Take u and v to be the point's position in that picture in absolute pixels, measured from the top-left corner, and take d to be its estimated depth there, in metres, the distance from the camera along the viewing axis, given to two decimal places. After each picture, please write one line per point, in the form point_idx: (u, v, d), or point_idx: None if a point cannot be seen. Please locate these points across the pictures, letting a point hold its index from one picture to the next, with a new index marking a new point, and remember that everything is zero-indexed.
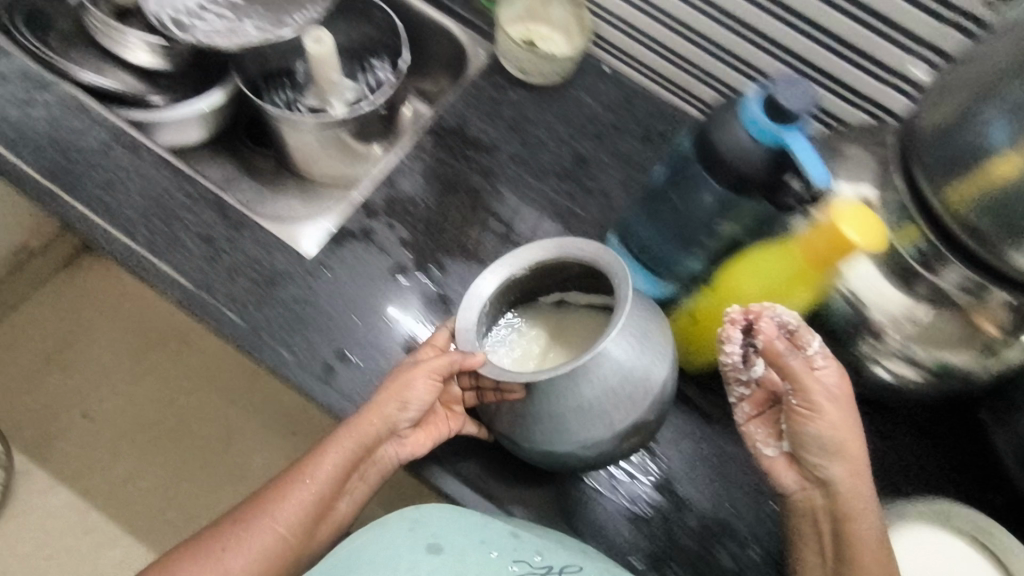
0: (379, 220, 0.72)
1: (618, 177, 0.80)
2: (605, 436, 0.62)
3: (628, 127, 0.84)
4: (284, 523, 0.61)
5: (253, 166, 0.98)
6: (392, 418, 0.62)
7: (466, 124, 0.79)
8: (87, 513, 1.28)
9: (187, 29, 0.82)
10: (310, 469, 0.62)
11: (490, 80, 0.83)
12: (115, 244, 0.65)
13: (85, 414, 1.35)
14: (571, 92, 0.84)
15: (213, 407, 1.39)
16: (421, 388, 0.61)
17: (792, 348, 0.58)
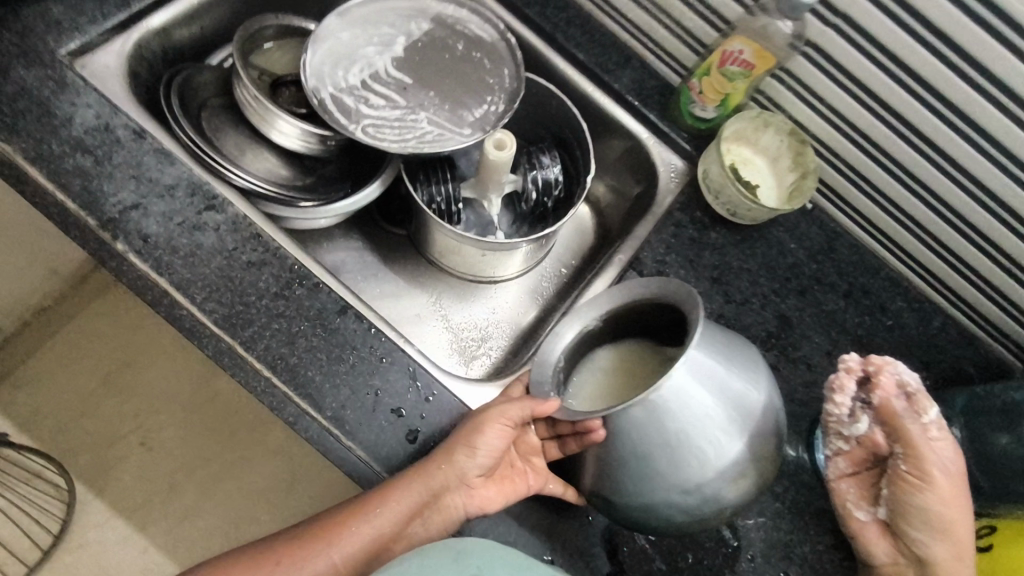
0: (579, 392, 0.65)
1: (821, 344, 0.73)
2: (705, 479, 0.60)
3: (831, 280, 0.76)
4: (342, 556, 0.61)
5: (388, 249, 0.87)
6: (465, 462, 0.63)
7: (666, 271, 0.71)
8: (144, 551, 1.19)
9: (355, 117, 0.71)
10: (379, 501, 0.63)
11: (690, 216, 0.74)
12: (300, 417, 0.56)
13: (142, 442, 1.24)
14: (774, 235, 0.76)
15: (264, 444, 1.27)
16: (492, 433, 0.64)
17: (911, 411, 0.57)
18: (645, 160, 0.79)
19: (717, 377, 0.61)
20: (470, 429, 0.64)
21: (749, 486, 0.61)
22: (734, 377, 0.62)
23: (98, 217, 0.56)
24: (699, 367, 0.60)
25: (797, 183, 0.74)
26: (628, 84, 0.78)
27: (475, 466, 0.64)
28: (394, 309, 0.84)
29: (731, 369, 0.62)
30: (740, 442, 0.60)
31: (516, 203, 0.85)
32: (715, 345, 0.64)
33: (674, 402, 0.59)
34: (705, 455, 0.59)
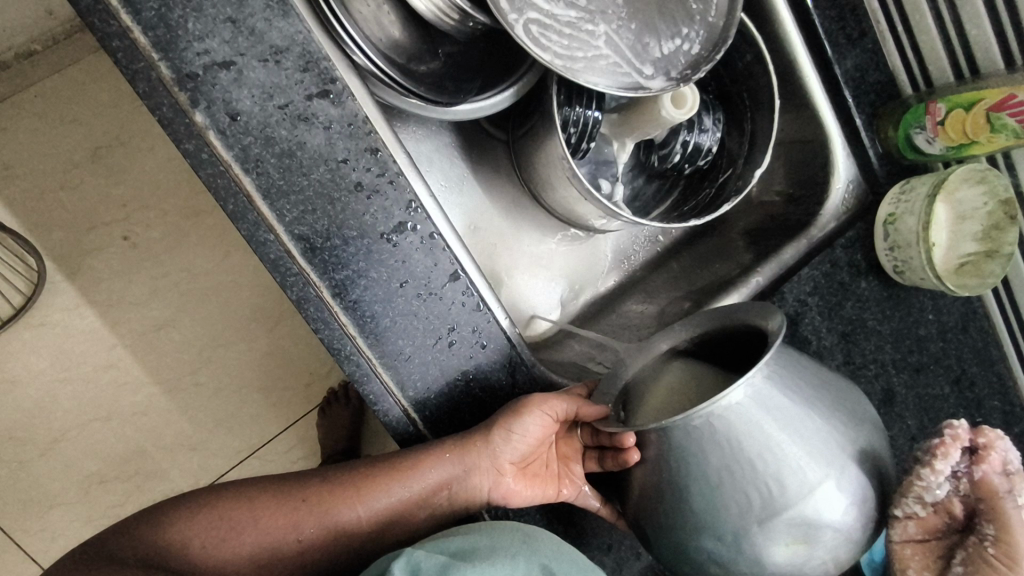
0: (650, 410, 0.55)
1: (911, 429, 0.68)
2: (746, 530, 0.50)
3: (948, 364, 0.69)
4: (363, 510, 0.54)
5: (486, 154, 0.70)
6: (496, 446, 0.53)
7: (802, 314, 0.62)
8: (112, 348, 1.01)
9: (519, 3, 0.53)
10: (403, 468, 0.54)
11: (850, 257, 0.64)
12: (383, 398, 0.49)
13: (126, 237, 1.02)
14: (919, 302, 0.67)
15: (254, 280, 1.07)
16: (532, 422, 0.54)
17: (1010, 492, 0.54)
18: (822, 167, 0.65)
19: (784, 417, 0.50)
20: (507, 412, 0.53)
21: (805, 553, 0.51)
22: (808, 421, 0.51)
23: (176, 67, 0.41)
24: (761, 401, 0.50)
25: (977, 258, 0.64)
26: (849, 70, 0.63)
27: (511, 457, 0.55)
28: (471, 230, 0.69)
29: (805, 411, 0.51)
30: (800, 497, 0.50)
31: (645, 149, 0.70)
32: (794, 381, 0.52)
33: (723, 435, 0.49)
34: (750, 505, 0.50)
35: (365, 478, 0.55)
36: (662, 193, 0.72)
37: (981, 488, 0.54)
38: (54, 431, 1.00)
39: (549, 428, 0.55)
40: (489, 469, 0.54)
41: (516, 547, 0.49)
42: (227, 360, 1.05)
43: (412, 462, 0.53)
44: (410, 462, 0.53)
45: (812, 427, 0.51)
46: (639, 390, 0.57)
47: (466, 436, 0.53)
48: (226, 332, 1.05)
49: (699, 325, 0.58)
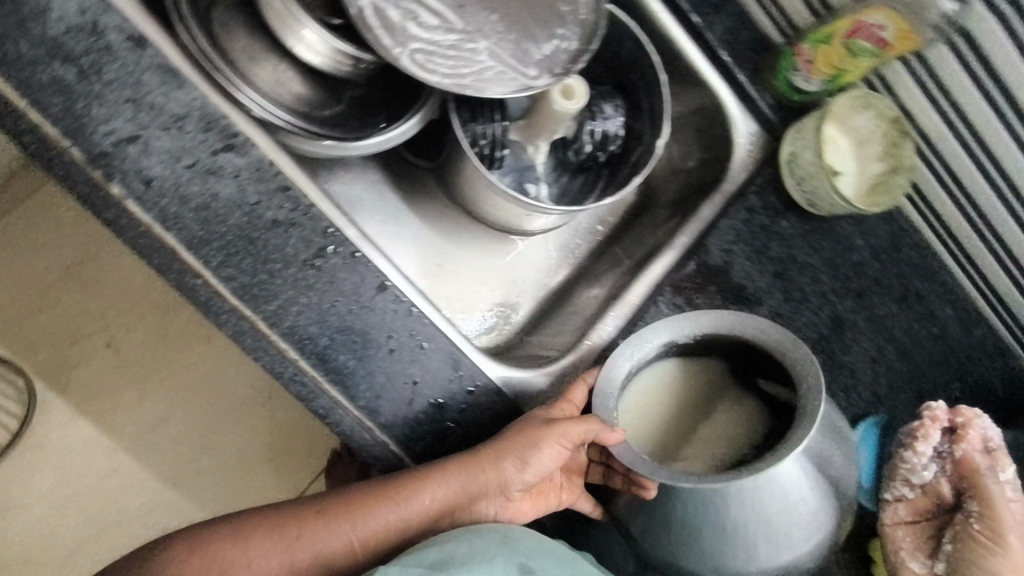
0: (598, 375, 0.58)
1: (868, 350, 0.70)
2: (742, 569, 0.53)
3: (890, 283, 0.71)
4: (358, 539, 0.53)
5: (412, 184, 0.75)
6: (508, 470, 0.55)
7: (731, 262, 0.65)
8: (109, 454, 1.03)
9: (401, 37, 0.58)
10: (406, 495, 0.54)
11: (763, 200, 0.67)
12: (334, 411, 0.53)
13: (108, 344, 1.07)
14: (844, 231, 0.70)
15: (238, 361, 1.11)
16: (548, 455, 0.55)
17: (990, 467, 0.63)
18: (721, 125, 0.70)
19: (813, 482, 0.51)
20: (525, 442, 0.55)
21: None
22: (823, 474, 0.52)
23: (88, 150, 0.45)
24: (808, 476, 0.51)
25: (884, 175, 0.67)
26: (722, 35, 0.68)
27: (520, 478, 0.55)
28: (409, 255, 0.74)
29: (824, 468, 0.52)
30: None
31: (561, 148, 0.73)
32: (824, 440, 0.53)
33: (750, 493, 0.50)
34: (750, 548, 0.52)
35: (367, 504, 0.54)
36: (588, 184, 0.74)
37: None
38: (57, 556, 0.99)
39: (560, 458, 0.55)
40: (498, 493, 0.56)
41: (494, 547, 0.51)
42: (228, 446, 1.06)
43: (418, 488, 0.54)
44: (415, 488, 0.54)
45: (828, 478, 0.52)
46: (635, 402, 0.59)
47: (477, 463, 0.55)
48: (218, 417, 1.07)
49: (711, 330, 0.58)
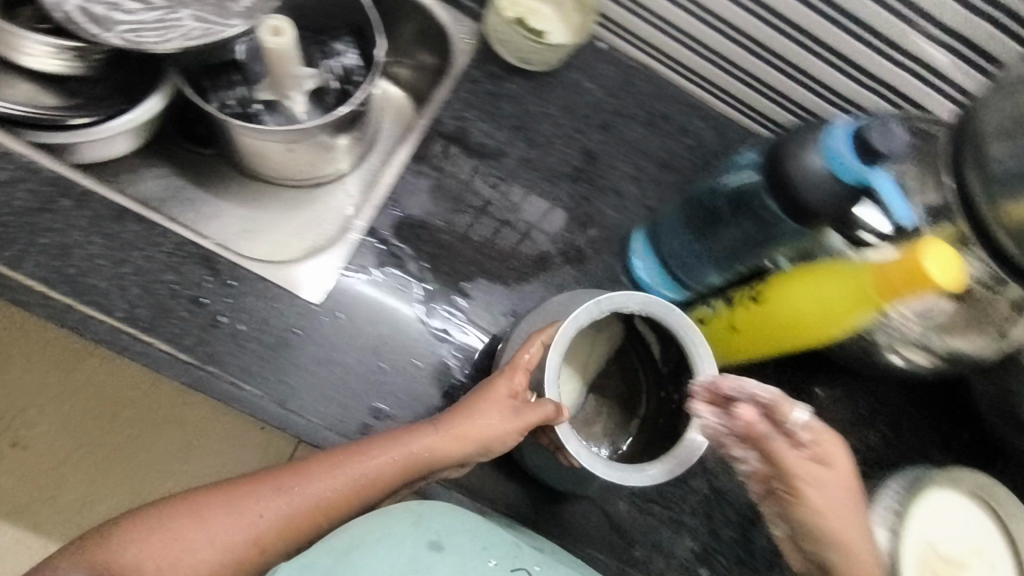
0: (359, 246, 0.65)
1: (628, 171, 0.76)
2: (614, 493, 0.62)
3: (631, 112, 0.78)
4: (269, 519, 0.56)
5: (205, 169, 0.83)
6: (458, 451, 0.58)
7: (466, 128, 0.71)
8: (41, 549, 1.02)
9: (106, 24, 0.66)
10: (333, 474, 0.56)
11: (483, 70, 0.74)
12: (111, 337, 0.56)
13: (15, 445, 1.03)
14: (570, 78, 0.77)
15: (152, 418, 1.06)
16: (510, 434, 0.58)
17: (779, 429, 0.53)
18: (434, 27, 0.78)
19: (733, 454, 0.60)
20: (462, 418, 0.58)
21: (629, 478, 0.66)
22: None
23: None
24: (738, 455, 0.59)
25: (586, 20, 0.74)
26: None
27: (470, 443, 0.58)
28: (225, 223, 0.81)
29: None
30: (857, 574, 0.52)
31: (318, 96, 0.79)
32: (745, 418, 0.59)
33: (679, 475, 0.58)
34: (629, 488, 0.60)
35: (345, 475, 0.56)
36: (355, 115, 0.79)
37: (745, 434, 0.53)
38: None
39: (514, 433, 0.58)
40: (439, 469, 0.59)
41: (402, 529, 0.57)
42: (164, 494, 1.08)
43: (344, 468, 0.56)
44: (345, 469, 0.57)
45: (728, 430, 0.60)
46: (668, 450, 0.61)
47: (427, 452, 0.57)
48: (145, 475, 1.04)
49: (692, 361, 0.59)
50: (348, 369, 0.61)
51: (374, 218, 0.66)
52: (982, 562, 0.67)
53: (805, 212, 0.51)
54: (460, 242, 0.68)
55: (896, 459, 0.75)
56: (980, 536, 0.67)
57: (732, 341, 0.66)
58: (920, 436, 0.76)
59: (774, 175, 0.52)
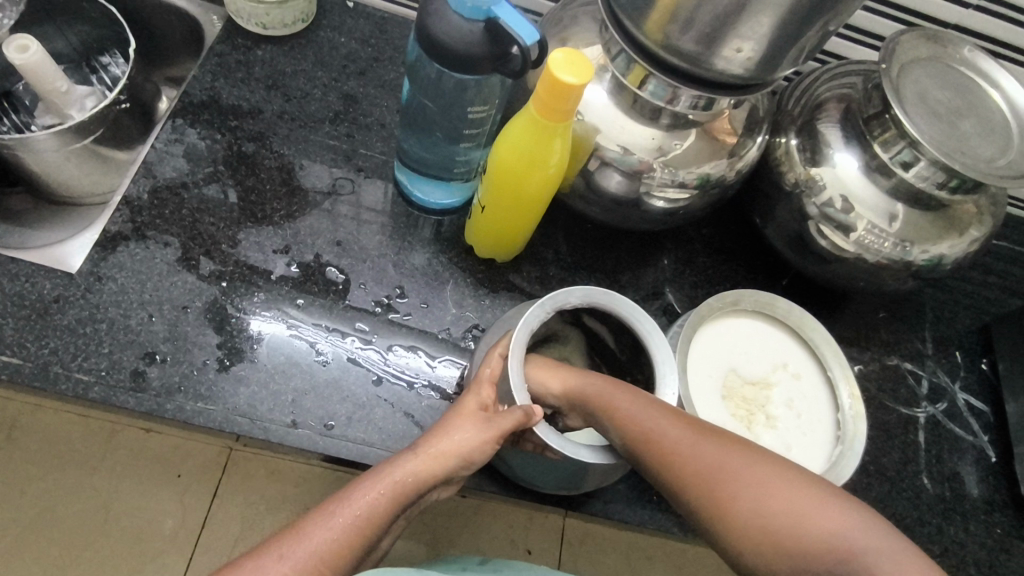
0: (115, 213, 0.67)
1: (391, 105, 0.81)
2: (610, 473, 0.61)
3: (388, 56, 0.84)
4: None
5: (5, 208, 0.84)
6: (421, 479, 0.55)
7: (219, 94, 0.76)
8: None
9: None
10: (302, 536, 0.51)
11: (231, 44, 0.79)
12: None
13: None
14: (321, 36, 0.83)
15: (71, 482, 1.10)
16: (466, 435, 0.56)
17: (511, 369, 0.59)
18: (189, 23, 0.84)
19: None
20: (431, 438, 0.56)
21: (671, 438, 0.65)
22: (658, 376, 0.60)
23: None
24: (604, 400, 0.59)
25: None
26: None
27: (452, 460, 0.55)
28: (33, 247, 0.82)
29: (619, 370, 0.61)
30: (652, 449, 0.51)
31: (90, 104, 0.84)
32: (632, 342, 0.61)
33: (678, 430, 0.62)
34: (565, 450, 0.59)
35: (330, 516, 0.52)
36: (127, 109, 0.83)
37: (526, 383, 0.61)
38: None
39: (488, 443, 0.56)
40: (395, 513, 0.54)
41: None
42: (107, 542, 1.09)
43: (341, 527, 0.52)
44: (336, 529, 0.51)
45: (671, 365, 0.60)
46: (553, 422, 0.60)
47: (392, 488, 0.54)
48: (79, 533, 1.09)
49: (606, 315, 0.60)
50: (112, 323, 0.62)
51: (127, 186, 0.68)
52: (785, 374, 0.69)
53: (460, 62, 0.55)
54: (223, 193, 0.71)
55: None
56: (777, 352, 0.70)
57: (487, 222, 0.69)
58: (731, 285, 0.84)
59: (425, 39, 0.55)
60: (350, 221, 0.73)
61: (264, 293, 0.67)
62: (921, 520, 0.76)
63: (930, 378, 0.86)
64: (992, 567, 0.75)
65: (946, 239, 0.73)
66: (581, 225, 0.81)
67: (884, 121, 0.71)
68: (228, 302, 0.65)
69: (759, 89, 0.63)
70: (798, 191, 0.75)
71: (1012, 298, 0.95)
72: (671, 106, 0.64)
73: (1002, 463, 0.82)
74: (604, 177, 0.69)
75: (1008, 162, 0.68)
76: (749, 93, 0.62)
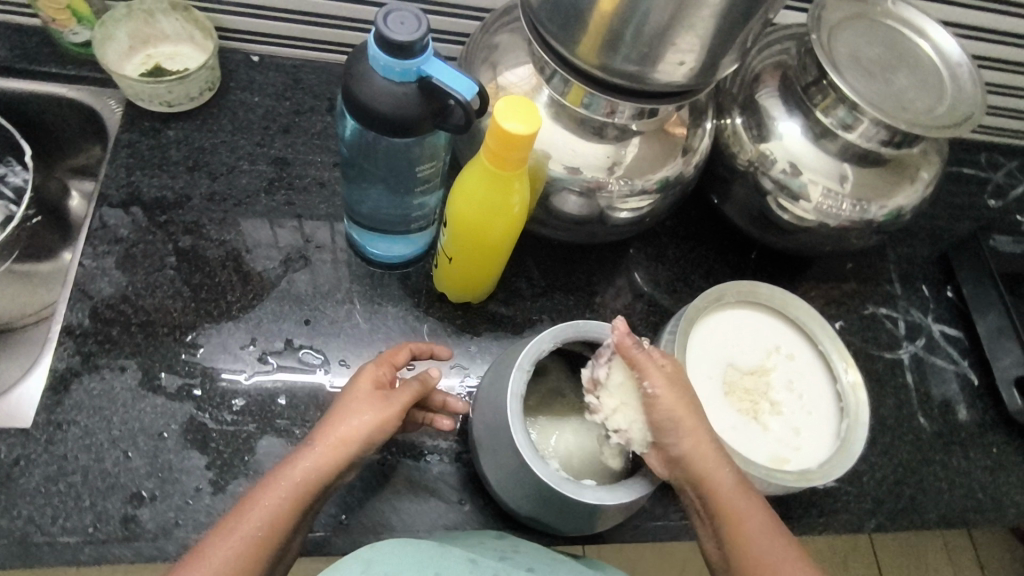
0: (58, 348, 0.61)
1: (325, 159, 0.76)
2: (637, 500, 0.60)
3: (309, 106, 0.79)
4: None
5: None
6: (318, 471, 0.53)
7: (138, 189, 0.70)
8: None
9: None
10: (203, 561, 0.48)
11: (137, 129, 0.73)
12: None
13: None
14: (233, 100, 0.77)
15: None
16: (361, 419, 0.55)
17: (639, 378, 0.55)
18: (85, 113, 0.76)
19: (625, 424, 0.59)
20: (326, 426, 0.54)
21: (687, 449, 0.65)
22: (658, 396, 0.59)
23: None
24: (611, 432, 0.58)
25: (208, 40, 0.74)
26: (11, 53, 0.74)
27: (353, 446, 0.54)
28: None
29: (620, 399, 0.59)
30: (718, 497, 0.53)
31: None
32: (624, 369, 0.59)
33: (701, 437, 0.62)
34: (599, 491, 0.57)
35: (228, 535, 0.49)
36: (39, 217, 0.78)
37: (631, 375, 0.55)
38: None
39: (384, 421, 0.55)
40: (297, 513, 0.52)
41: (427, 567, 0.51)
42: None
43: (243, 546, 0.49)
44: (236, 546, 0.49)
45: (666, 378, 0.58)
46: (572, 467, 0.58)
47: (290, 487, 0.52)
48: None
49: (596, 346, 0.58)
50: (88, 471, 0.57)
51: (65, 315, 0.63)
52: (779, 356, 0.70)
53: (394, 127, 0.51)
54: (171, 298, 0.65)
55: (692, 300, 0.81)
56: (768, 336, 0.71)
57: (456, 271, 0.66)
58: (704, 270, 0.84)
59: (351, 104, 0.51)
60: (313, 295, 0.69)
61: (242, 395, 0.63)
62: (926, 460, 0.79)
63: (905, 317, 0.88)
64: (996, 487, 0.79)
65: (899, 191, 0.74)
66: (548, 244, 0.79)
67: (822, 87, 0.70)
68: (207, 416, 0.61)
69: (690, 97, 0.61)
70: (751, 169, 0.75)
71: (961, 219, 0.98)
72: (613, 120, 0.62)
73: (984, 384, 0.86)
74: (560, 200, 0.67)
75: (948, 109, 0.69)
76: (685, 99, 0.61)
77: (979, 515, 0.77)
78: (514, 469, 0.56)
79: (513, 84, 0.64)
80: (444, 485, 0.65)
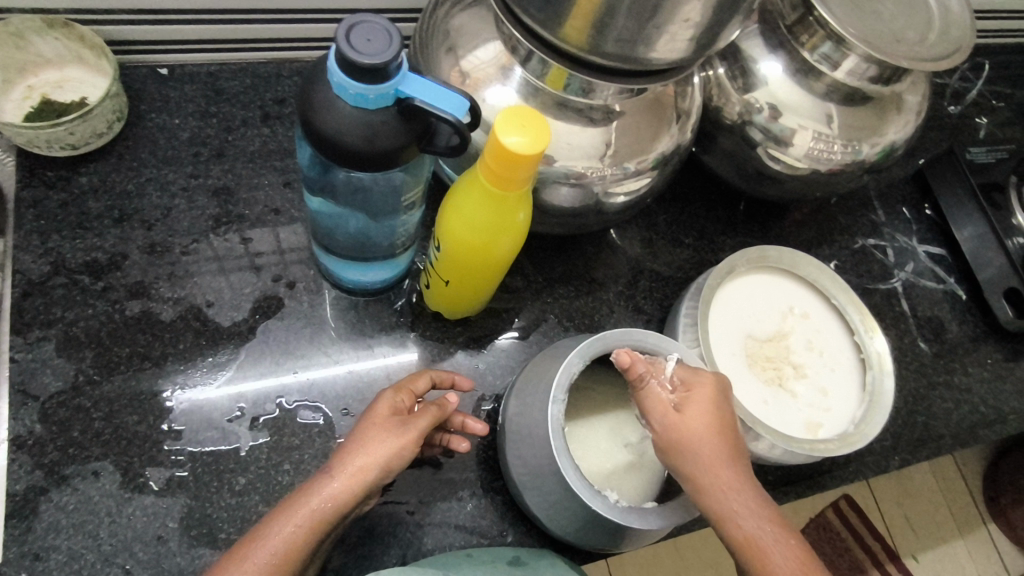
0: (13, 466, 0.52)
1: (273, 180, 0.66)
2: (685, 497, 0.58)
3: (240, 120, 0.68)
4: None
5: None
6: (335, 506, 0.47)
7: (61, 256, 0.59)
8: None
9: None
10: None
11: (41, 182, 0.61)
12: None
13: None
14: (148, 126, 0.65)
15: None
16: (383, 449, 0.49)
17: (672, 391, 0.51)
18: None
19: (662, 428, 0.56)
20: (343, 455, 0.49)
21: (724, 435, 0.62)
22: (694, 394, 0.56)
23: None
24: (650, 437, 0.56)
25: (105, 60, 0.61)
26: None
27: (372, 474, 0.48)
28: None
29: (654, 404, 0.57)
30: (739, 523, 0.48)
31: None
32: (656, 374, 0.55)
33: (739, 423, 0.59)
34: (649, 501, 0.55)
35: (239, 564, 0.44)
36: None
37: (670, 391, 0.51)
38: None
39: (405, 451, 0.50)
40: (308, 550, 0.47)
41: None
42: None
43: None
44: None
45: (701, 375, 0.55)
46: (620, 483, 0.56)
47: (303, 524, 0.46)
48: None
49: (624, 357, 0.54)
50: None
51: (11, 425, 0.53)
52: (795, 317, 0.68)
53: (371, 160, 0.43)
54: (133, 379, 0.57)
55: (692, 265, 0.78)
56: (781, 299, 0.68)
57: (454, 295, 0.59)
58: (697, 231, 0.80)
59: (315, 139, 0.43)
60: (295, 342, 0.62)
61: (243, 473, 0.56)
62: (931, 384, 0.80)
63: (892, 244, 0.88)
64: (996, 397, 0.82)
65: (888, 126, 0.70)
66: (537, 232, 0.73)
67: (809, 23, 0.65)
68: (208, 506, 0.54)
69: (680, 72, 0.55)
70: (740, 121, 0.70)
71: (928, 132, 0.97)
72: (592, 97, 0.55)
73: (972, 298, 0.87)
74: (551, 194, 0.60)
75: (938, 35, 0.66)
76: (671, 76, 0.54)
77: (984, 428, 0.80)
78: (562, 499, 0.53)
79: (476, 69, 0.56)
80: (479, 518, 0.61)
